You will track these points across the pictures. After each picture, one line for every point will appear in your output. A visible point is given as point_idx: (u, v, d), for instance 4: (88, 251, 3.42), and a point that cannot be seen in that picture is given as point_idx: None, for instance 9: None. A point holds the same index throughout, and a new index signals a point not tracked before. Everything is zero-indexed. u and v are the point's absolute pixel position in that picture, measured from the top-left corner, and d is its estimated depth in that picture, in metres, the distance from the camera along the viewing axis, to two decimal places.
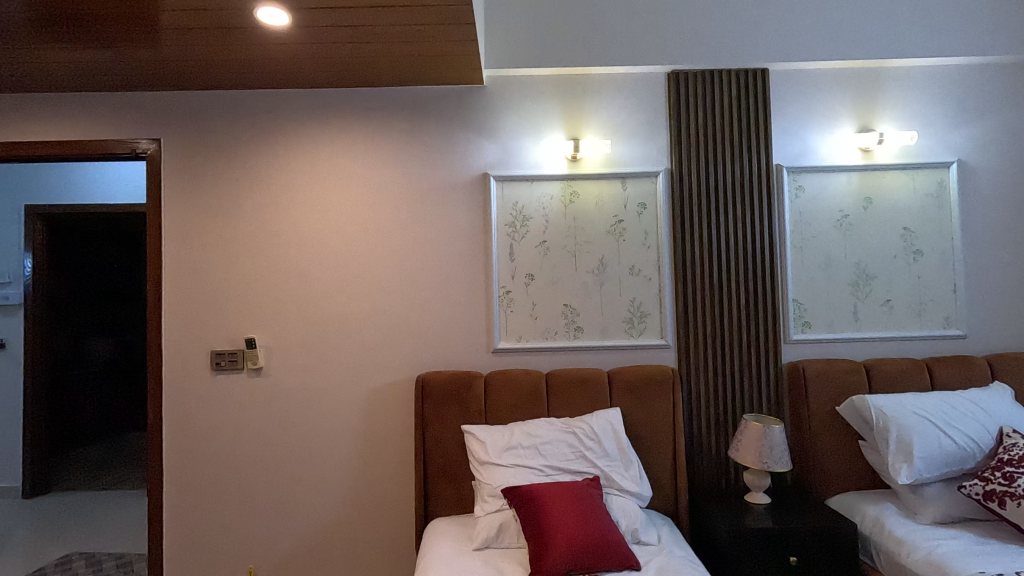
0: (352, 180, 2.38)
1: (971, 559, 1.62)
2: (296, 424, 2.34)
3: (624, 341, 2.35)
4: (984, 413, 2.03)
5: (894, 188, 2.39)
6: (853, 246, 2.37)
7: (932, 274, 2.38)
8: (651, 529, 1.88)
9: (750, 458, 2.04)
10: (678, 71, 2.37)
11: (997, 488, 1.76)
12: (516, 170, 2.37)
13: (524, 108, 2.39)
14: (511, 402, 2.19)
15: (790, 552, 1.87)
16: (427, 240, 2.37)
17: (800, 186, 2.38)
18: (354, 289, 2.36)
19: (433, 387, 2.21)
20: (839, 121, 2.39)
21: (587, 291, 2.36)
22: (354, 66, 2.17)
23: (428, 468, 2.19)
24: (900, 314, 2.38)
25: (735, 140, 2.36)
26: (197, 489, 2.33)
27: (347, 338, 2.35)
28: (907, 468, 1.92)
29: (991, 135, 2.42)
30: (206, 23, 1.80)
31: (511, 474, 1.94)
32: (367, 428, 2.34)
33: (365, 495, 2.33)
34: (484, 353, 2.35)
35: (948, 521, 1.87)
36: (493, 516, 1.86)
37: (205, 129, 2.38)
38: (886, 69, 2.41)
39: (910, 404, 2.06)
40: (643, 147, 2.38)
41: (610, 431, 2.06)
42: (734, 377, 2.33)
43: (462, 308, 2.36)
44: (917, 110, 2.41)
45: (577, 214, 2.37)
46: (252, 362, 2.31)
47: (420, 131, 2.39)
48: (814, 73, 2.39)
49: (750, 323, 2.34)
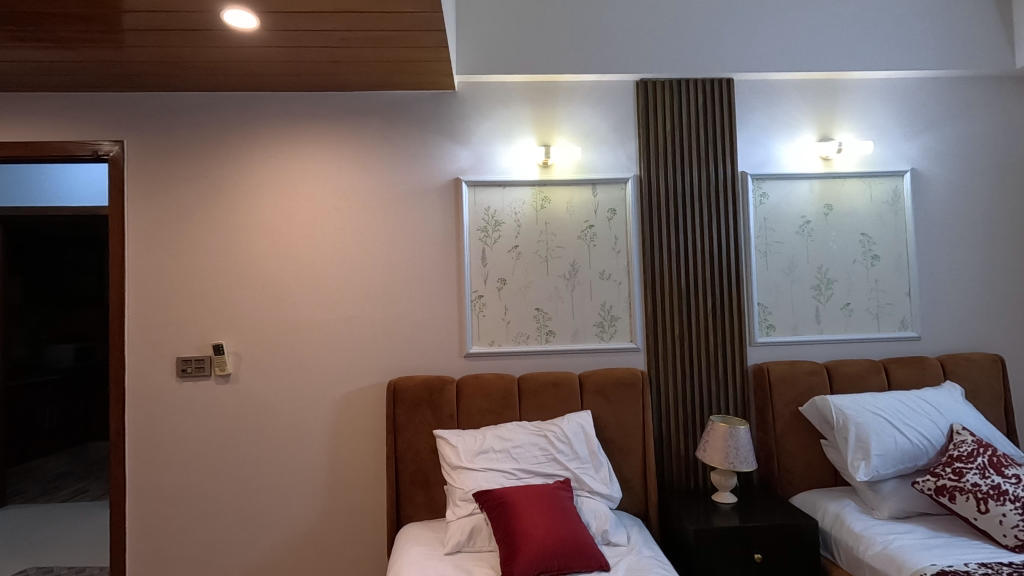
0: (323, 184, 2.36)
1: (924, 553, 1.69)
2: (266, 431, 2.31)
3: (595, 345, 2.38)
4: (937, 411, 2.12)
5: (853, 196, 2.48)
6: (814, 252, 2.46)
7: (889, 278, 2.47)
8: (621, 530, 1.91)
9: (717, 458, 2.09)
10: (647, 80, 2.43)
11: (948, 483, 1.84)
12: (488, 175, 2.38)
13: (496, 114, 2.40)
14: (483, 406, 2.20)
15: (755, 549, 1.92)
16: (400, 245, 2.37)
17: (764, 193, 2.45)
18: (326, 294, 2.34)
19: (405, 392, 2.21)
20: (801, 130, 2.47)
21: (559, 295, 2.39)
22: (324, 70, 2.16)
23: (400, 473, 2.19)
24: (859, 317, 2.46)
25: (701, 148, 2.42)
26: (162, 498, 2.28)
27: (318, 344, 2.33)
28: (865, 466, 1.99)
29: (941, 145, 2.53)
30: (172, 25, 1.77)
31: (483, 478, 1.95)
32: (339, 434, 2.32)
33: (338, 502, 2.31)
34: (456, 358, 2.36)
35: (903, 516, 1.95)
36: (464, 520, 1.87)
37: (171, 131, 2.34)
38: (844, 80, 2.50)
39: (867, 403, 2.14)
40: (613, 154, 2.42)
41: (581, 435, 2.09)
42: (700, 378, 2.39)
43: (434, 313, 2.36)
44: (873, 120, 2.51)
45: (548, 220, 2.39)
46: (220, 369, 2.28)
47: (391, 135, 2.39)
48: (777, 83, 2.47)
49: (716, 327, 2.40)
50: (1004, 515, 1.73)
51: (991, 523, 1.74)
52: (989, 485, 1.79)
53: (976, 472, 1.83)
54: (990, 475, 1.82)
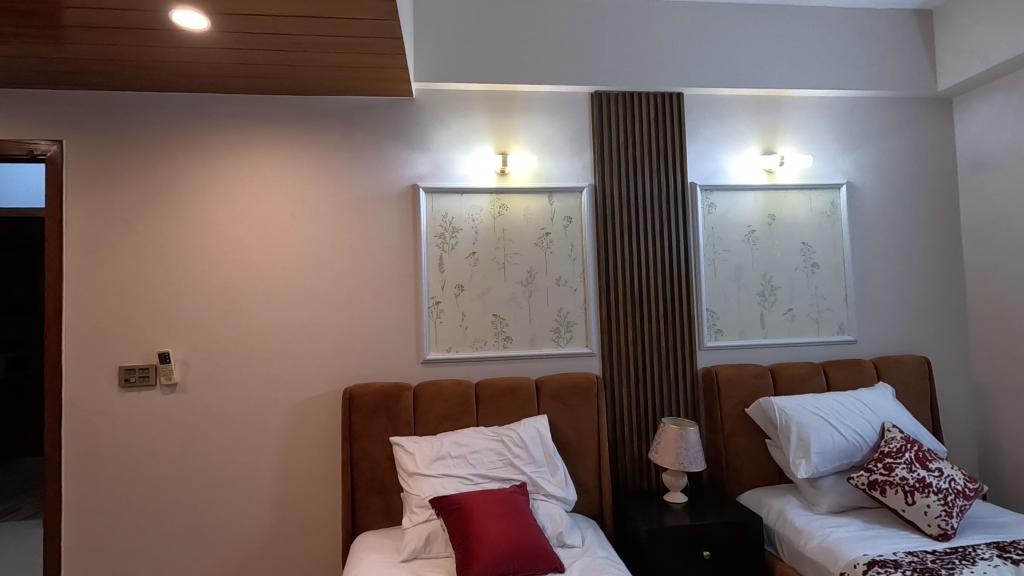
0: (277, 189, 2.33)
1: (858, 544, 1.80)
2: (216, 441, 2.24)
3: (551, 350, 2.42)
4: (870, 410, 2.25)
5: (794, 207, 2.61)
6: (759, 259, 2.57)
7: (827, 285, 2.61)
8: (575, 532, 1.95)
9: (668, 459, 2.16)
10: (601, 92, 2.49)
11: (879, 477, 1.96)
12: (446, 182, 2.40)
13: (454, 122, 2.43)
14: (440, 413, 2.21)
15: (704, 547, 1.99)
16: (356, 251, 2.35)
17: (712, 203, 2.56)
18: (279, 301, 2.30)
19: (362, 399, 2.19)
20: (746, 144, 2.60)
21: (517, 301, 2.42)
22: (280, 74, 2.14)
23: (356, 482, 2.16)
24: (800, 321, 2.59)
25: (653, 159, 2.51)
26: (102, 513, 2.18)
27: (272, 351, 2.29)
28: (805, 463, 2.09)
29: (873, 160, 2.70)
30: (117, 23, 1.72)
31: (439, 483, 1.95)
32: (293, 443, 2.28)
33: (291, 513, 2.26)
34: (414, 364, 2.35)
35: (840, 510, 2.06)
36: (421, 527, 1.87)
37: (115, 131, 2.25)
38: (786, 98, 2.64)
39: (808, 404, 2.26)
40: (569, 163, 2.48)
41: (537, 439, 2.12)
42: (653, 381, 2.46)
43: (392, 319, 2.35)
44: (813, 136, 2.66)
45: (506, 227, 2.42)
46: (166, 378, 2.20)
47: (348, 140, 2.37)
48: (724, 99, 2.59)
49: (668, 332, 2.48)
50: (928, 506, 1.86)
51: (917, 514, 1.87)
52: (915, 478, 1.92)
53: (905, 466, 1.96)
54: (917, 469, 1.95)
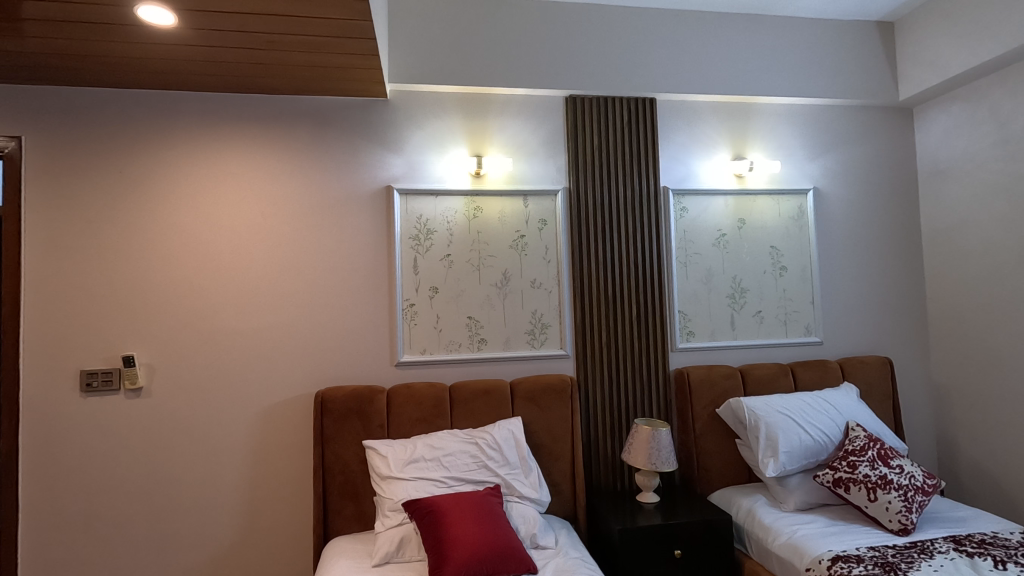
0: (247, 190, 2.29)
1: (823, 540, 1.84)
2: (183, 446, 2.19)
3: (526, 352, 2.43)
4: (835, 410, 2.31)
5: (763, 212, 2.67)
6: (729, 262, 2.63)
7: (795, 287, 2.68)
8: (549, 533, 1.96)
9: (640, 460, 2.18)
10: (576, 96, 2.51)
11: (843, 475, 2.01)
12: (420, 184, 2.39)
13: (429, 123, 2.42)
14: (414, 416, 2.19)
15: (675, 546, 2.01)
16: (329, 253, 2.32)
17: (684, 207, 2.60)
18: (249, 303, 2.26)
19: (334, 402, 2.16)
20: (716, 149, 2.65)
21: (491, 304, 2.42)
22: (252, 73, 2.11)
23: (328, 486, 2.14)
24: (769, 323, 2.65)
25: (627, 163, 2.54)
26: (61, 522, 2.10)
27: (241, 354, 2.25)
28: (773, 462, 2.14)
29: (838, 167, 2.78)
30: (81, 17, 1.68)
31: (413, 487, 1.94)
32: (263, 448, 2.24)
33: (261, 519, 2.22)
34: (387, 367, 2.34)
35: (806, 507, 2.11)
36: (393, 531, 1.85)
37: (77, 128, 2.19)
38: (755, 105, 2.70)
39: (775, 403, 2.31)
40: (543, 166, 2.50)
41: (511, 441, 2.13)
42: (626, 383, 2.48)
43: (365, 322, 2.33)
44: (781, 142, 2.73)
45: (480, 229, 2.42)
46: (130, 382, 2.14)
47: (321, 141, 2.34)
48: (695, 105, 2.63)
49: (641, 335, 2.51)
50: (889, 502, 1.92)
51: (879, 510, 1.92)
52: (877, 475, 1.98)
53: (867, 464, 2.02)
54: (879, 466, 2.01)
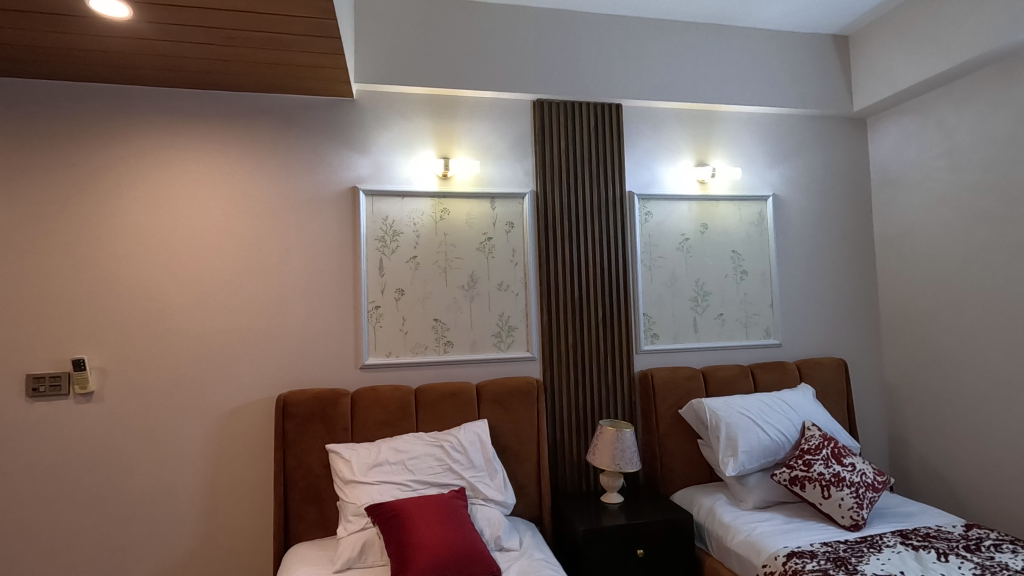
0: (207, 189, 2.23)
1: (779, 537, 1.90)
2: (137, 453, 2.12)
3: (492, 354, 2.43)
4: (792, 410, 2.38)
5: (725, 217, 2.74)
6: (692, 266, 2.68)
7: (755, 290, 2.75)
8: (513, 535, 1.96)
9: (605, 461, 2.20)
10: (543, 100, 2.53)
11: (799, 473, 2.08)
12: (387, 185, 2.37)
13: (396, 124, 2.40)
14: (379, 419, 2.17)
15: (638, 545, 2.04)
16: (292, 255, 2.28)
17: (649, 211, 2.65)
18: (209, 306, 2.21)
19: (296, 406, 2.12)
20: (680, 155, 2.70)
21: (457, 306, 2.42)
22: (213, 69, 2.06)
23: (289, 491, 2.10)
24: (730, 326, 2.72)
25: (593, 167, 2.57)
26: (3, 533, 2.01)
27: (200, 358, 2.19)
28: (733, 462, 2.19)
29: (796, 174, 2.87)
30: (27, 6, 1.61)
31: (377, 491, 1.92)
32: (221, 454, 2.18)
33: (218, 528, 2.16)
34: (352, 370, 2.31)
35: (764, 505, 2.17)
36: (356, 535, 1.83)
37: (26, 122, 2.10)
38: (718, 113, 2.76)
39: (736, 404, 2.37)
40: (510, 169, 2.51)
41: (476, 444, 2.13)
42: (591, 384, 2.51)
43: (330, 324, 2.30)
44: (742, 149, 2.80)
45: (447, 231, 2.42)
46: (80, 386, 2.06)
47: (285, 139, 2.30)
48: (660, 112, 2.69)
49: (606, 337, 2.54)
50: (842, 499, 1.98)
51: (832, 506, 1.99)
52: (831, 473, 2.05)
53: (822, 462, 2.08)
54: (833, 464, 2.08)
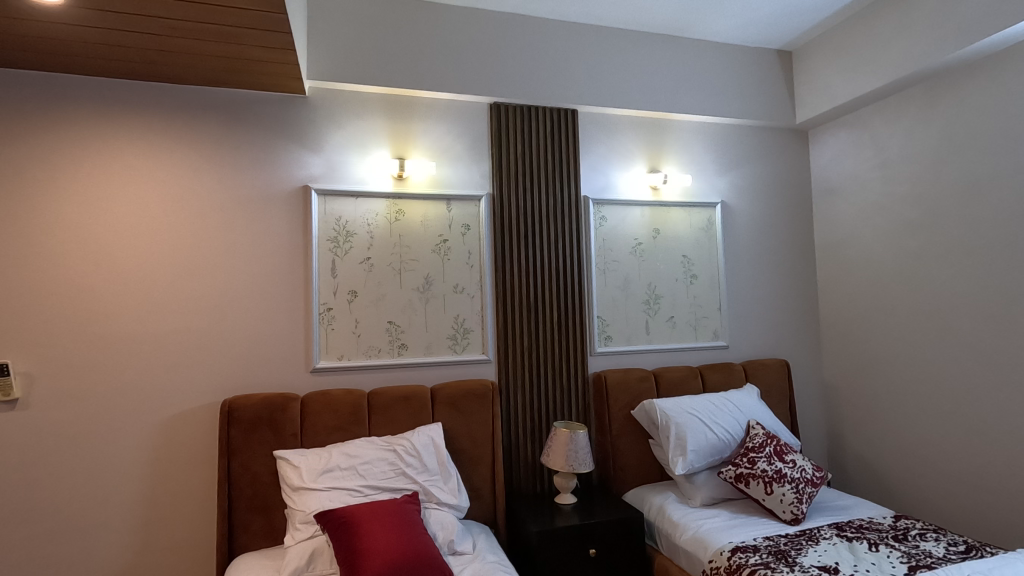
0: (147, 185, 2.13)
1: (725, 533, 1.96)
2: (66, 463, 1.99)
3: (447, 357, 2.41)
4: (738, 409, 2.47)
5: (676, 222, 2.82)
6: (645, 270, 2.75)
7: (704, 294, 2.84)
8: (467, 538, 1.95)
9: (559, 463, 2.22)
10: (500, 104, 2.54)
11: (744, 470, 2.15)
12: (340, 185, 2.32)
13: (350, 123, 2.36)
14: (330, 424, 2.12)
15: (591, 545, 2.07)
16: (239, 255, 2.21)
17: (603, 216, 2.70)
18: (147, 306, 2.10)
19: (242, 412, 2.05)
20: (633, 162, 2.77)
21: (412, 308, 2.39)
22: (155, 60, 1.97)
23: (234, 500, 2.02)
24: (681, 328, 2.80)
25: (549, 172, 2.60)
26: None
27: (138, 362, 2.08)
28: (682, 461, 2.25)
29: (743, 182, 2.98)
30: None
31: (327, 497, 1.87)
32: (160, 463, 2.08)
33: (157, 540, 2.06)
34: (302, 374, 2.25)
35: (711, 502, 2.24)
36: (304, 544, 1.78)
37: None
38: (670, 122, 2.84)
39: (685, 404, 2.44)
40: (467, 171, 2.50)
41: (430, 447, 2.11)
42: (546, 387, 2.53)
43: (279, 327, 2.24)
44: (693, 157, 2.89)
45: (402, 233, 2.39)
46: (3, 393, 1.93)
47: (232, 135, 2.23)
48: (615, 119, 2.74)
49: (561, 339, 2.57)
50: (783, 494, 2.07)
51: (774, 502, 2.07)
52: (773, 470, 2.13)
53: (765, 459, 2.17)
54: (775, 461, 2.16)
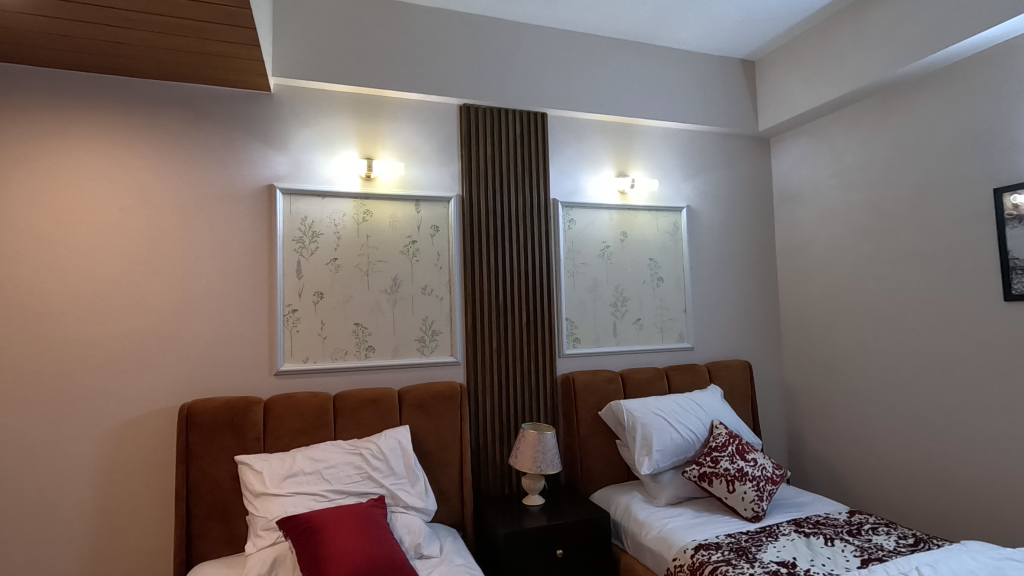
0: (102, 182, 2.05)
1: (688, 531, 2.00)
2: (12, 471, 1.90)
3: (415, 359, 2.40)
4: (702, 409, 2.52)
5: (644, 226, 2.87)
6: (613, 273, 2.78)
7: (670, 296, 2.90)
8: (434, 542, 1.94)
9: (527, 464, 2.23)
10: (470, 105, 2.54)
11: (708, 469, 2.20)
12: (306, 184, 2.29)
13: (316, 122, 2.33)
14: (294, 427, 2.08)
15: (558, 546, 2.08)
16: (200, 255, 2.15)
17: (572, 219, 2.72)
18: (101, 307, 2.03)
19: (201, 416, 1.99)
20: (602, 166, 2.80)
21: (380, 310, 2.37)
22: (111, 53, 1.90)
23: (193, 507, 1.96)
24: (647, 330, 2.84)
25: (519, 174, 2.61)
26: None
27: (91, 365, 2.00)
28: (648, 461, 2.29)
29: (708, 187, 3.05)
30: None
31: (290, 503, 1.83)
32: (114, 470, 2.00)
33: (110, 550, 1.98)
34: (265, 377, 2.20)
35: (676, 501, 2.28)
36: (266, 551, 1.74)
37: None
38: (638, 127, 2.89)
39: (651, 405, 2.47)
40: (436, 172, 2.49)
41: (398, 450, 2.09)
42: (515, 388, 2.53)
43: (241, 329, 2.18)
44: (660, 162, 2.94)
45: (370, 233, 2.37)
46: None
47: (194, 132, 2.17)
48: (584, 123, 2.77)
49: (530, 341, 2.58)
50: (745, 492, 2.12)
51: (736, 500, 2.13)
52: (735, 468, 2.18)
53: (728, 458, 2.22)
54: (737, 460, 2.22)
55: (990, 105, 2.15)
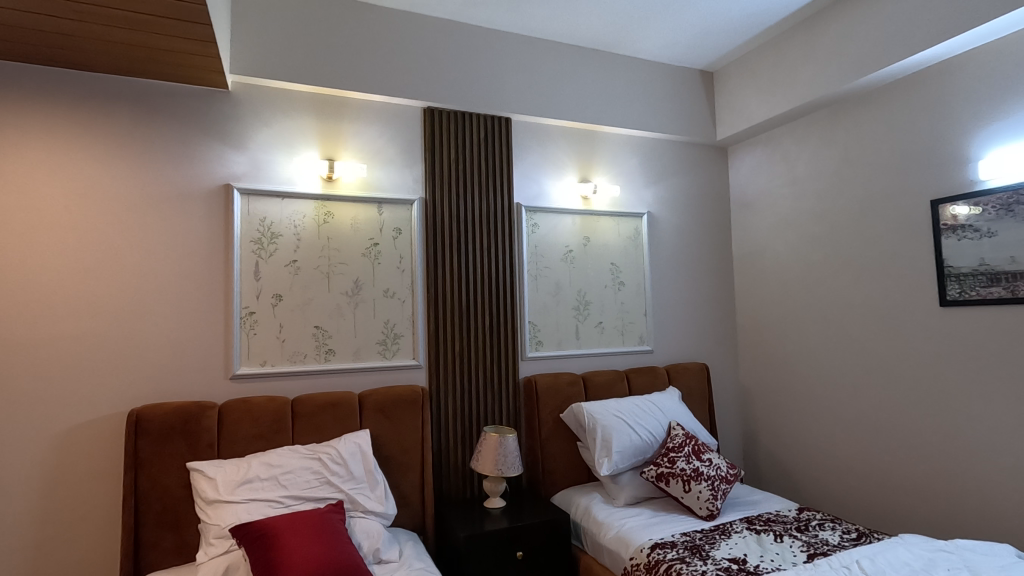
0: (47, 178, 1.97)
1: (645, 531, 2.04)
2: None
3: (376, 363, 2.38)
4: (660, 411, 2.58)
5: (606, 231, 2.92)
6: (575, 277, 2.82)
7: (631, 300, 2.96)
8: (393, 546, 1.92)
9: (488, 467, 2.24)
10: (434, 109, 2.55)
11: (664, 470, 2.25)
12: (265, 184, 2.25)
13: (276, 122, 2.29)
14: (250, 433, 2.04)
15: (518, 548, 2.09)
16: (153, 255, 2.08)
17: (535, 223, 2.75)
18: (44, 309, 1.94)
19: (152, 422, 1.93)
20: (565, 171, 2.84)
21: (340, 313, 2.34)
22: (55, 44, 1.83)
23: (141, 516, 1.90)
24: (609, 333, 2.89)
25: (483, 178, 2.62)
26: None
27: (33, 369, 1.92)
28: (607, 462, 2.32)
29: (668, 194, 3.13)
30: None
31: (244, 510, 1.79)
32: (58, 478, 1.92)
33: (49, 562, 1.90)
34: (219, 381, 2.15)
35: (634, 501, 2.32)
36: (217, 560, 1.70)
37: None
38: (600, 134, 2.95)
39: (611, 407, 2.52)
40: (399, 174, 2.48)
41: (357, 454, 2.07)
42: (477, 391, 2.54)
43: (196, 332, 2.13)
44: (622, 169, 3.00)
45: (331, 235, 2.34)
46: None
47: (147, 128, 2.10)
48: (548, 129, 2.81)
49: (492, 344, 2.59)
50: (700, 491, 2.18)
51: (692, 499, 2.18)
52: (691, 469, 2.24)
53: (684, 459, 2.27)
54: (693, 460, 2.27)
55: (927, 121, 2.29)
